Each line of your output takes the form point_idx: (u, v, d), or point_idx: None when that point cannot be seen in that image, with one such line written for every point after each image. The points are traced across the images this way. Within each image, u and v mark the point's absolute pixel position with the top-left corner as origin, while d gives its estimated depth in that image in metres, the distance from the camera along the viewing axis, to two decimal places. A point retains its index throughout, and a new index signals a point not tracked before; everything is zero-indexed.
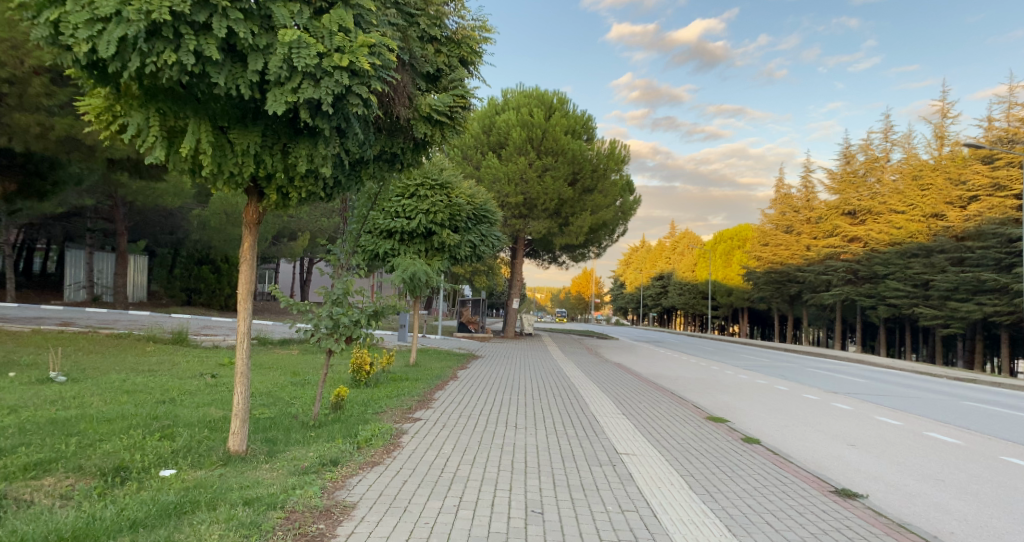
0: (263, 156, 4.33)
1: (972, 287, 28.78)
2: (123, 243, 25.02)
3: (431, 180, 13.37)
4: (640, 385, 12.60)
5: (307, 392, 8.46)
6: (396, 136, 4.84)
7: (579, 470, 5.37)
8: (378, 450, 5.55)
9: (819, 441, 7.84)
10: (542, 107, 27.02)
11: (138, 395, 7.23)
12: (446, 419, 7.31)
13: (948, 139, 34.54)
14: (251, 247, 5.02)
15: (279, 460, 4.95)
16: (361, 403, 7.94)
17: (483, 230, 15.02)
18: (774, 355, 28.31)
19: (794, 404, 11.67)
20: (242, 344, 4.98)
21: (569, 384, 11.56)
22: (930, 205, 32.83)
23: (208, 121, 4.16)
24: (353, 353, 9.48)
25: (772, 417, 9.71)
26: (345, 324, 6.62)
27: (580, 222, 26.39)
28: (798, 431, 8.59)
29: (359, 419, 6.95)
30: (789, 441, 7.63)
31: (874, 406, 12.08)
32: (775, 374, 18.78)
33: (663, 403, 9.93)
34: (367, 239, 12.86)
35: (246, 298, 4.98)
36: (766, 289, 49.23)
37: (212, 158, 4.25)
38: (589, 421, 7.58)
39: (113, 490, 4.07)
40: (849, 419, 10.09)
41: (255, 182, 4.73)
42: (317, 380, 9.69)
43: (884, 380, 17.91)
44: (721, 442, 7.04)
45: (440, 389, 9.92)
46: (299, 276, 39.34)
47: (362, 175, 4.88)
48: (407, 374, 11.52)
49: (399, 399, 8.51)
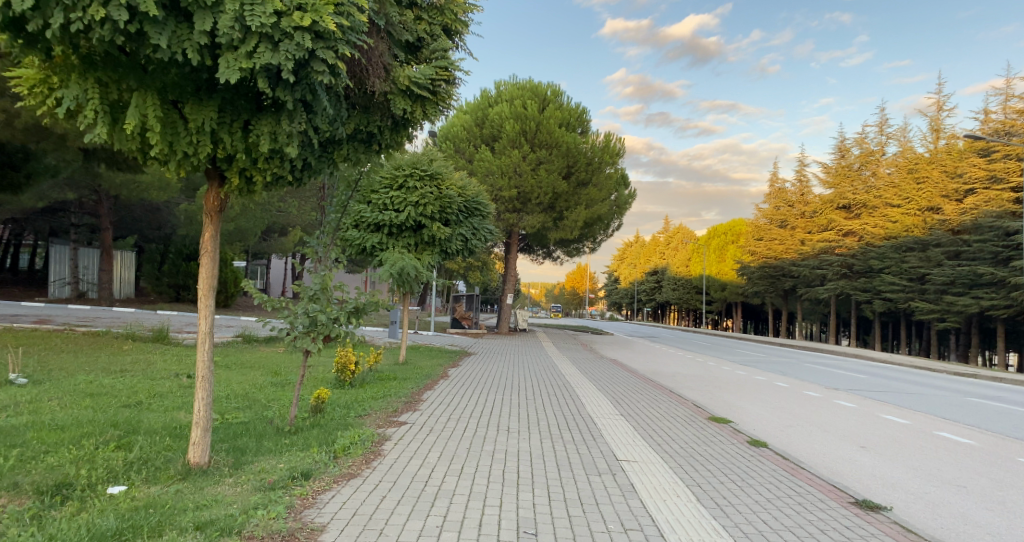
0: (220, 134, 3.84)
1: (969, 280, 28.69)
2: (108, 238, 24.38)
3: (419, 170, 12.89)
4: (638, 383, 12.17)
5: (286, 393, 7.97)
6: (371, 113, 4.33)
7: (576, 480, 4.94)
8: (356, 460, 5.10)
9: (828, 443, 7.45)
10: (536, 99, 26.52)
11: (102, 399, 6.72)
12: (434, 423, 6.85)
13: (944, 131, 34.32)
14: (212, 237, 4.51)
15: (245, 473, 4.48)
16: (344, 406, 7.47)
17: (474, 223, 14.50)
18: (771, 351, 28.04)
19: (797, 402, 11.28)
20: (204, 344, 4.48)
21: (564, 383, 11.11)
22: (926, 199, 32.74)
23: (156, 93, 3.66)
24: (337, 352, 9.02)
25: (777, 416, 9.32)
26: (322, 322, 6.11)
27: (575, 216, 25.96)
28: (804, 431, 8.19)
29: (340, 424, 6.48)
30: (796, 443, 7.22)
31: (878, 403, 11.71)
32: (773, 370, 18.44)
33: (662, 403, 9.51)
34: (354, 233, 12.33)
35: (207, 293, 4.48)
36: (760, 284, 49.00)
37: (162, 136, 3.74)
38: (586, 423, 7.15)
39: (49, 513, 3.58)
40: (854, 418, 9.71)
41: (214, 163, 4.23)
42: (299, 380, 9.21)
43: (884, 375, 17.59)
44: (725, 445, 6.66)
45: (429, 390, 9.45)
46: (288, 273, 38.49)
47: (335, 158, 4.39)
48: (396, 372, 11.04)
49: (385, 401, 8.04)
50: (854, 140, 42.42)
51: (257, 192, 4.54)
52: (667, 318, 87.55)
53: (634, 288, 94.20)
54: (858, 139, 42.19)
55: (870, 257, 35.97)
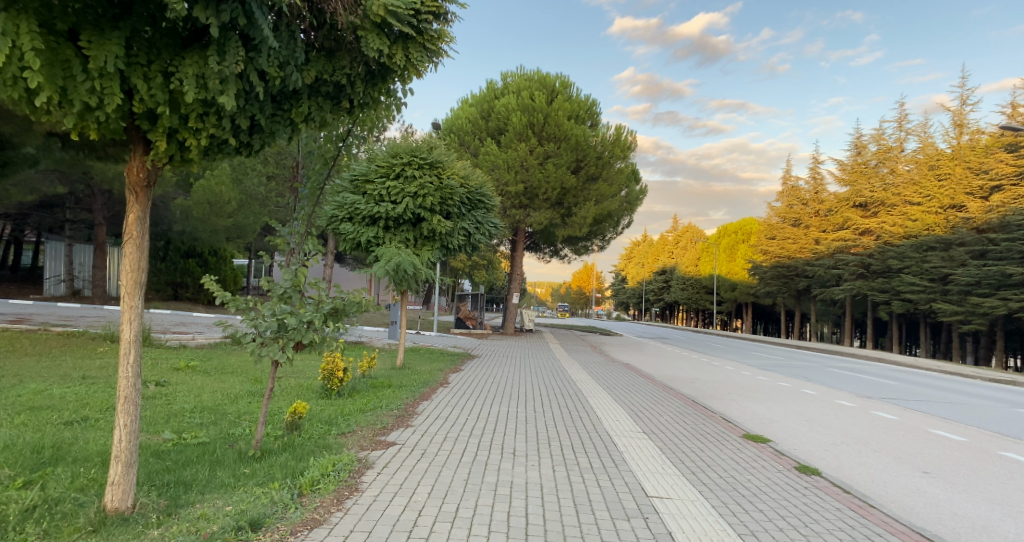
0: (131, 78, 2.86)
1: (995, 281, 27.56)
2: (101, 234, 23.45)
3: (419, 158, 11.87)
4: (656, 392, 11.12)
5: (261, 406, 7.00)
6: (338, 58, 3.36)
7: (601, 529, 3.94)
8: (326, 499, 4.13)
9: (884, 469, 6.41)
10: (543, 91, 25.56)
11: (43, 414, 5.77)
12: (427, 444, 5.86)
13: (968, 126, 32.86)
14: (138, 220, 3.53)
15: (178, 522, 3.49)
16: (325, 421, 6.53)
17: (478, 216, 13.20)
18: (788, 354, 26.81)
19: (831, 413, 10.26)
20: (127, 356, 3.49)
21: (576, 392, 10.11)
22: (948, 196, 31.48)
23: (36, 19, 2.68)
24: (324, 358, 8.12)
25: (815, 432, 8.27)
26: (293, 326, 5.13)
27: (583, 213, 24.92)
28: (851, 452, 7.15)
29: (316, 446, 5.53)
30: (849, 470, 6.18)
31: (920, 414, 10.64)
32: (794, 374, 17.36)
33: (687, 416, 8.49)
34: (348, 227, 11.49)
35: (132, 291, 3.49)
36: (773, 284, 47.62)
37: (50, 79, 2.76)
38: (605, 445, 6.16)
39: None
40: (902, 434, 8.64)
41: (134, 123, 3.24)
42: (282, 388, 8.28)
43: (913, 381, 16.48)
44: (769, 472, 5.67)
45: (426, 400, 8.44)
46: (252, 282, 36.81)
47: (293, 119, 3.43)
48: (391, 379, 10.02)
49: (374, 414, 7.08)
50: (871, 137, 41.00)
51: (196, 164, 3.58)
52: (675, 317, 86.32)
53: (642, 287, 92.85)
54: (875, 135, 40.75)
55: (888, 257, 34.66)
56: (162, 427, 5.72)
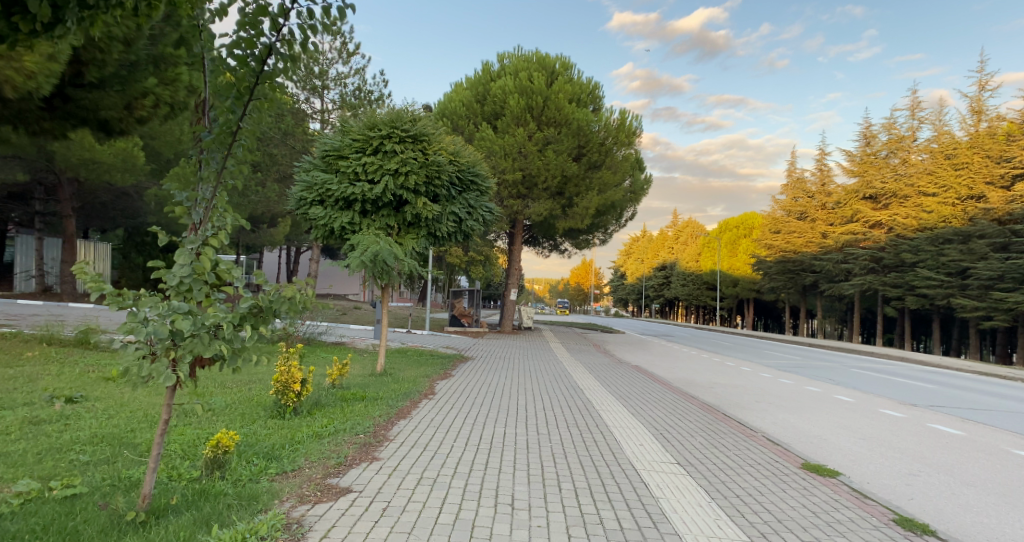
0: None
1: (1020, 275, 26.03)
2: (70, 226, 21.53)
3: (400, 130, 10.20)
4: (678, 402, 9.53)
5: (183, 435, 5.40)
6: None
7: None
8: None
9: (996, 516, 4.86)
10: (543, 72, 23.96)
11: None
12: (392, 493, 4.25)
13: (986, 113, 31.24)
14: None
15: None
16: (263, 456, 4.94)
17: (471, 198, 11.30)
18: (801, 352, 25.27)
19: (885, 427, 8.71)
20: None
21: (586, 405, 8.54)
22: (966, 186, 30.04)
23: None
24: (277, 367, 6.51)
25: (883, 457, 6.70)
26: (188, 334, 3.49)
27: (586, 202, 23.29)
28: (941, 489, 5.56)
29: (237, 498, 3.96)
30: (958, 523, 4.61)
31: (988, 429, 9.04)
32: (819, 377, 15.79)
33: (725, 437, 6.90)
34: (318, 210, 9.97)
35: None
36: (778, 280, 45.98)
37: None
38: (633, 492, 4.56)
39: None
40: (985, 457, 7.09)
41: None
42: (226, 406, 6.67)
43: (951, 385, 14.90)
44: (864, 532, 4.10)
45: (403, 419, 6.82)
46: None
47: None
48: (367, 389, 8.43)
49: (330, 442, 5.50)
50: (882, 126, 39.37)
51: None
52: (676, 315, 84.66)
53: (643, 283, 91.03)
54: (886, 125, 39.13)
55: (901, 250, 33.17)
56: (23, 473, 4.09)
